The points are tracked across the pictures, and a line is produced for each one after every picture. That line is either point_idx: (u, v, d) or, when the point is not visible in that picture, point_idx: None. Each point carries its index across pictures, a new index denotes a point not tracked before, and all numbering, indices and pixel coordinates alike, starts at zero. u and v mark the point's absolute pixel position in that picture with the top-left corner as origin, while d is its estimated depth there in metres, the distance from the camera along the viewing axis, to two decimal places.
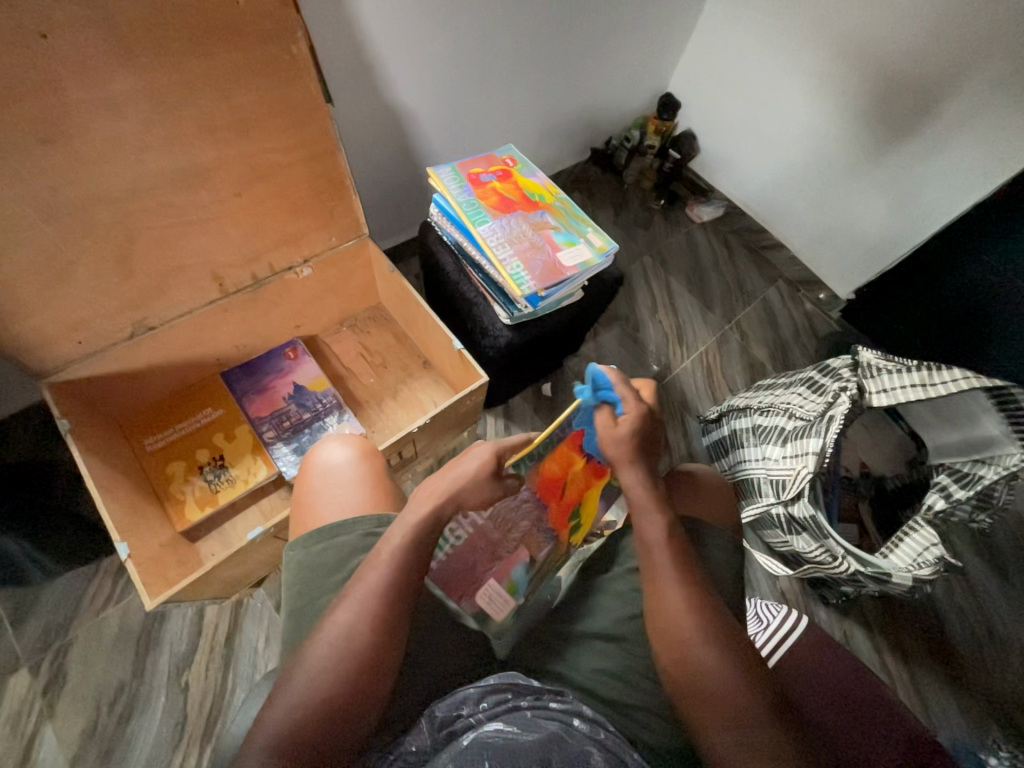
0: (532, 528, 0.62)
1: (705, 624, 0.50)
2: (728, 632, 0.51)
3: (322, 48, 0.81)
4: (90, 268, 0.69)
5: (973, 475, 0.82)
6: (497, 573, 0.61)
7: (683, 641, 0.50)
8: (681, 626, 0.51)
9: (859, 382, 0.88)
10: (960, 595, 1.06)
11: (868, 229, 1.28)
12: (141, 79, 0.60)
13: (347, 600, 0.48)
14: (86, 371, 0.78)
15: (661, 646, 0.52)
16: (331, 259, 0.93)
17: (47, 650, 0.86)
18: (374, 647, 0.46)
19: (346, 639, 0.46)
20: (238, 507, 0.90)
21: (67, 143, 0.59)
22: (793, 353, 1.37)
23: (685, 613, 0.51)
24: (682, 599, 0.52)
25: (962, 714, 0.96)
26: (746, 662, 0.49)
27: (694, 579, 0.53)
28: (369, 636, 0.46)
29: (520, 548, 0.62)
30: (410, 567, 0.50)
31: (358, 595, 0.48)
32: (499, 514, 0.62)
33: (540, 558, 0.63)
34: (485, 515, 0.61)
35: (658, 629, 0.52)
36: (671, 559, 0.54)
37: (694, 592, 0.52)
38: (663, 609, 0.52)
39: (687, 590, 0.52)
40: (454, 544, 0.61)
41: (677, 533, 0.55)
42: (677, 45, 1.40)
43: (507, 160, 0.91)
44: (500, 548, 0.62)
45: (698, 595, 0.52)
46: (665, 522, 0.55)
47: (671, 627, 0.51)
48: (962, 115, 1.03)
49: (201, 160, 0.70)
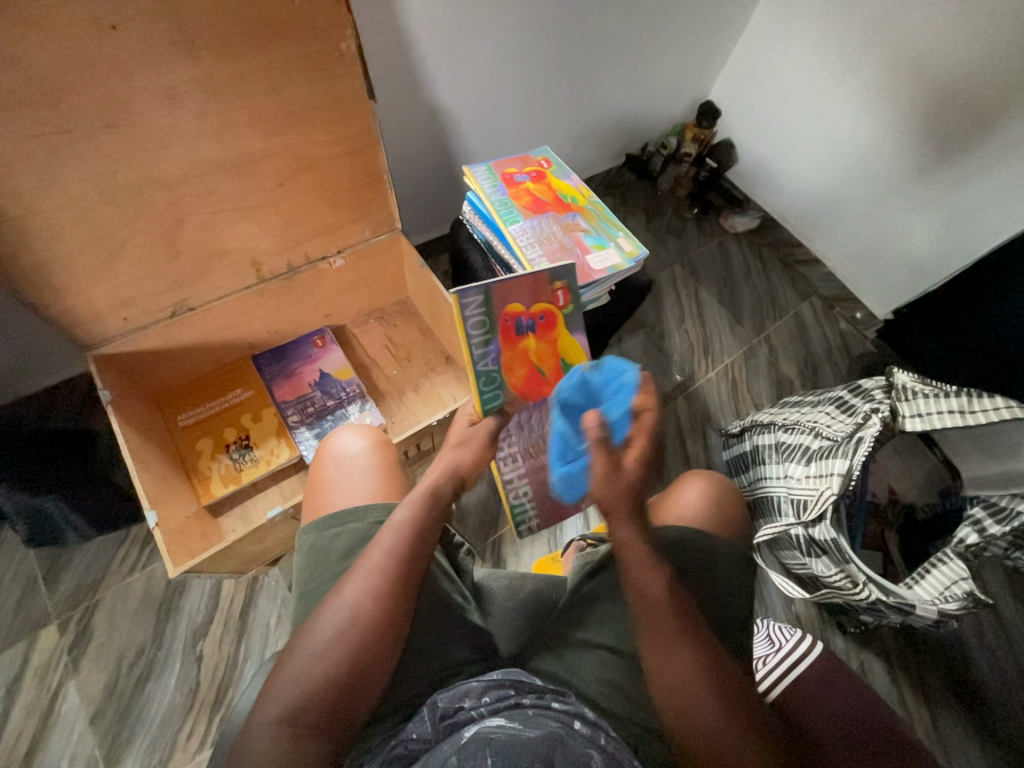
0: None
1: (713, 680, 0.48)
2: (734, 685, 0.49)
3: (370, 47, 0.84)
4: (139, 249, 0.73)
5: (1010, 510, 0.77)
6: None
7: (694, 698, 0.47)
8: (692, 690, 0.47)
9: (893, 405, 0.85)
10: (990, 636, 1.01)
11: (913, 248, 1.23)
12: (199, 71, 0.62)
13: (353, 576, 0.49)
14: (129, 346, 0.82)
15: (667, 716, 0.48)
16: (364, 252, 0.95)
17: (76, 608, 0.91)
18: (378, 623, 0.47)
19: (353, 613, 0.47)
20: (261, 486, 0.93)
21: (128, 129, 0.63)
22: (824, 372, 1.33)
23: (694, 672, 0.48)
24: (691, 661, 0.48)
25: (983, 761, 0.92)
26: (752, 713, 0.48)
27: (699, 641, 0.49)
28: (374, 611, 0.47)
29: None
30: (415, 543, 0.51)
31: (365, 571, 0.49)
32: (526, 453, 0.85)
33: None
34: (519, 461, 0.85)
35: (665, 699, 0.48)
36: (676, 618, 0.50)
37: (692, 648, 0.49)
38: (669, 678, 0.48)
39: (695, 650, 0.49)
40: (531, 494, 0.88)
41: (677, 595, 0.51)
42: (722, 53, 1.38)
43: (542, 161, 0.91)
44: None
45: (709, 657, 0.49)
46: (663, 578, 0.51)
47: (679, 687, 0.48)
48: (1022, 133, 0.98)
49: (249, 150, 0.73)
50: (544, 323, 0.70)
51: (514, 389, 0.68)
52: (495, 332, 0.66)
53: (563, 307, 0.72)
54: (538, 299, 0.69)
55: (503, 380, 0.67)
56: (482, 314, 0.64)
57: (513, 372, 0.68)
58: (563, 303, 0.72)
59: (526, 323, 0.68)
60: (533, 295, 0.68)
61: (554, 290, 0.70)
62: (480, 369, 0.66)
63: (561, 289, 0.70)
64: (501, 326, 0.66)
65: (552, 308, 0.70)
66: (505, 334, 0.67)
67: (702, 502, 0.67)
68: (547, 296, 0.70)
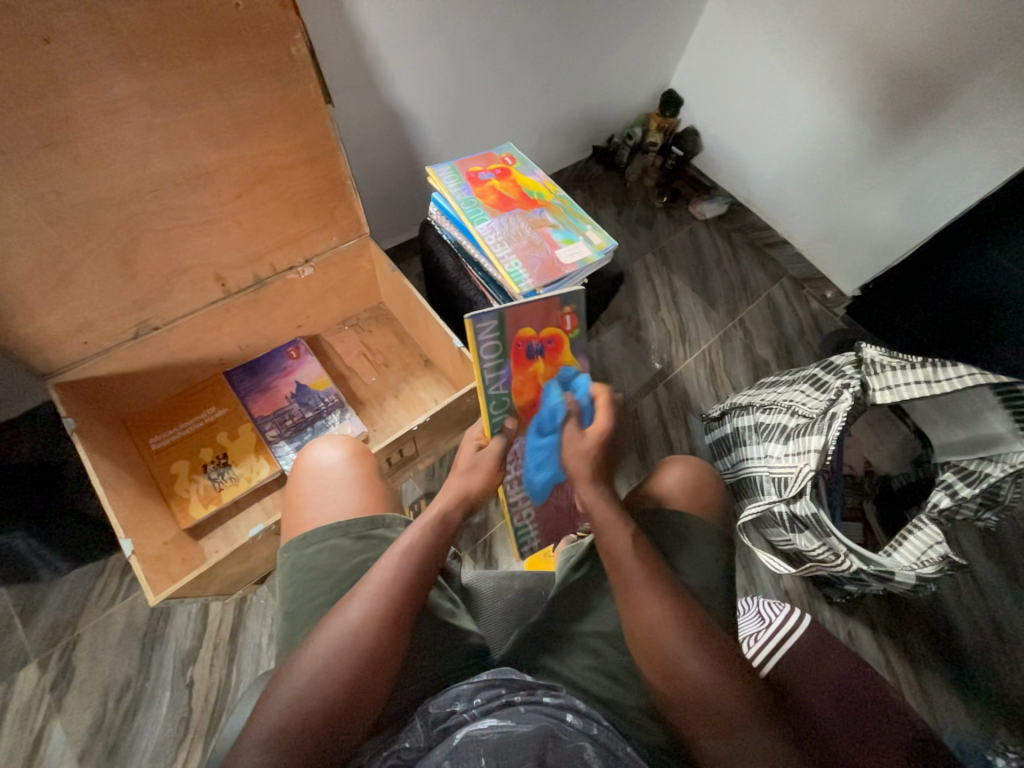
0: None
1: (681, 617, 0.51)
2: (700, 622, 0.51)
3: (323, 50, 0.82)
4: (94, 270, 0.70)
5: (979, 472, 0.81)
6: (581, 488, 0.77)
7: (662, 634, 0.50)
8: (664, 626, 0.50)
9: (863, 379, 0.87)
10: (967, 595, 1.05)
11: (876, 225, 1.26)
12: (142, 82, 0.60)
13: (356, 598, 0.49)
14: (91, 371, 0.79)
15: (641, 652, 0.51)
16: (332, 259, 0.93)
17: (56, 645, 0.88)
18: (379, 645, 0.47)
19: (355, 636, 0.46)
20: (242, 504, 0.91)
21: (71, 147, 0.60)
22: (797, 351, 1.36)
23: (660, 610, 0.51)
24: (655, 600, 0.51)
25: (967, 715, 0.95)
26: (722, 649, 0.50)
27: (664, 586, 0.52)
28: (376, 634, 0.47)
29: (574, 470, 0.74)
30: (421, 568, 0.52)
31: (369, 593, 0.49)
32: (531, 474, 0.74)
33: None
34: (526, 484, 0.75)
35: (638, 633, 0.51)
36: (643, 565, 0.53)
37: (663, 594, 0.52)
38: (643, 614, 0.51)
39: (662, 592, 0.52)
40: (534, 517, 0.77)
41: (642, 550, 0.55)
42: (680, 41, 1.39)
43: (506, 158, 0.91)
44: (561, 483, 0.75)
45: (675, 599, 0.52)
46: (629, 534, 0.55)
47: (647, 625, 0.51)
48: (969, 109, 1.02)
49: (203, 162, 0.71)
50: (556, 345, 0.64)
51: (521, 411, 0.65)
52: (506, 355, 0.61)
53: (573, 330, 0.65)
54: (548, 323, 0.63)
55: (511, 403, 0.64)
56: (494, 338, 0.59)
57: (522, 395, 0.64)
58: (572, 326, 0.65)
59: (539, 346, 0.63)
60: (542, 320, 0.61)
61: (566, 314, 0.63)
62: (490, 393, 0.61)
63: (571, 314, 0.63)
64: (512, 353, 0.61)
65: (563, 332, 0.64)
66: (516, 359, 0.62)
67: (683, 488, 0.68)
68: (559, 320, 0.63)
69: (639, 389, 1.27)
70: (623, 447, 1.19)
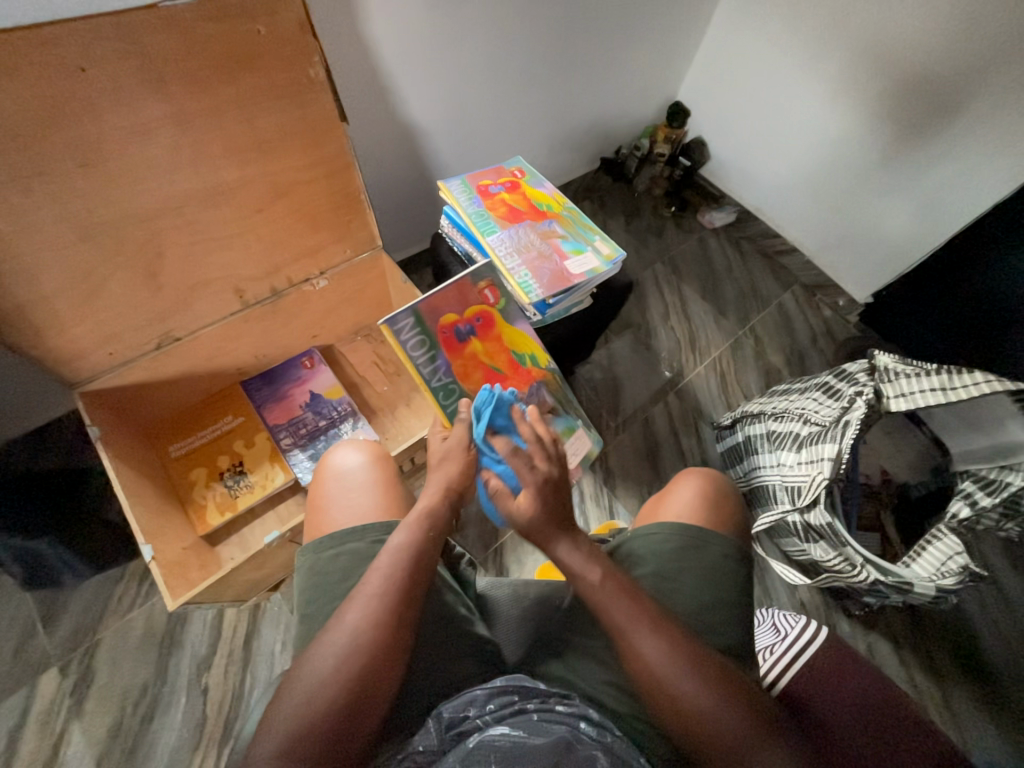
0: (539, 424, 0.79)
1: (686, 664, 0.48)
2: (704, 655, 0.50)
3: (339, 70, 0.85)
4: (121, 283, 0.73)
5: (999, 482, 0.79)
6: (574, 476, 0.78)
7: (672, 689, 0.48)
8: (673, 672, 0.48)
9: (876, 387, 0.86)
10: (992, 608, 1.02)
11: (888, 232, 1.26)
12: (170, 105, 0.63)
13: (354, 601, 0.49)
14: (116, 381, 0.81)
15: (653, 700, 0.49)
16: (346, 272, 0.96)
17: (77, 649, 0.90)
18: (380, 646, 0.47)
19: (353, 640, 0.47)
20: (257, 512, 0.93)
21: (103, 167, 0.63)
22: (810, 358, 1.35)
23: (666, 662, 0.48)
24: (657, 650, 0.49)
25: (996, 735, 0.92)
26: (729, 675, 0.50)
27: (659, 625, 0.50)
28: (376, 635, 0.47)
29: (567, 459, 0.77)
30: (415, 566, 0.52)
31: (364, 595, 0.49)
32: None
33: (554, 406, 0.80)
34: None
35: (649, 686, 0.49)
36: (635, 609, 0.51)
37: (660, 634, 0.50)
38: (647, 663, 0.49)
39: (656, 634, 0.50)
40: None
41: (624, 579, 0.53)
42: (687, 54, 1.41)
43: (516, 171, 0.93)
44: None
45: (672, 637, 0.50)
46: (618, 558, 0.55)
47: (654, 681, 0.48)
48: (982, 114, 1.01)
49: (225, 180, 0.74)
50: (481, 325, 0.78)
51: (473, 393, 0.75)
52: (436, 347, 0.74)
53: (496, 303, 0.79)
54: (469, 304, 0.77)
55: (458, 387, 0.74)
56: (418, 334, 0.73)
57: (467, 378, 0.75)
58: (494, 299, 0.79)
59: (464, 330, 0.76)
60: (460, 301, 0.76)
61: (480, 290, 0.78)
62: (436, 384, 0.73)
63: (488, 287, 0.78)
64: (441, 339, 0.74)
65: (484, 308, 0.78)
66: (448, 344, 0.75)
67: (697, 499, 0.67)
68: (476, 297, 0.78)
69: (649, 397, 1.27)
70: (634, 456, 1.19)
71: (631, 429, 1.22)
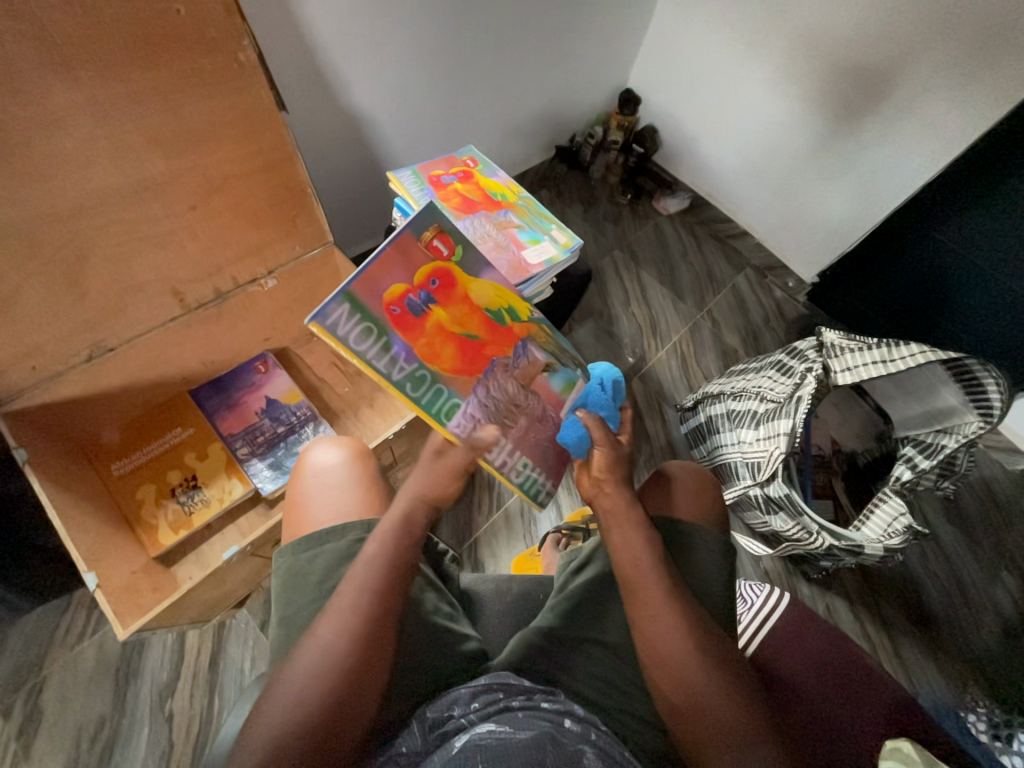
0: (520, 379, 0.68)
1: (700, 646, 0.51)
2: (716, 647, 0.52)
3: (273, 55, 0.80)
4: (40, 291, 0.67)
5: (936, 445, 0.86)
6: (557, 406, 0.71)
7: (683, 671, 0.50)
8: (682, 651, 0.51)
9: (825, 363, 0.91)
10: (933, 561, 1.10)
11: (829, 214, 1.32)
12: (81, 93, 0.58)
13: (326, 615, 0.48)
14: (44, 398, 0.75)
15: (662, 683, 0.51)
16: (297, 270, 0.91)
17: (20, 689, 0.83)
18: (355, 659, 0.45)
19: (325, 654, 0.45)
20: (215, 527, 0.88)
21: (6, 162, 0.57)
22: (764, 338, 1.41)
23: (679, 641, 0.51)
24: (673, 629, 0.52)
25: (940, 676, 1.00)
26: (734, 669, 0.51)
27: (681, 599, 0.53)
28: (350, 648, 0.46)
29: (541, 392, 0.70)
30: (390, 574, 0.50)
31: (335, 608, 0.48)
32: (501, 418, 0.66)
33: (548, 361, 0.71)
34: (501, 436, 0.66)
35: (657, 665, 0.51)
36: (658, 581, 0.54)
37: (684, 613, 0.52)
38: (659, 637, 0.52)
39: (679, 608, 0.53)
40: (531, 463, 0.69)
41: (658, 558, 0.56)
42: (634, 40, 1.42)
43: (468, 161, 0.91)
44: (535, 415, 0.69)
45: (688, 613, 0.53)
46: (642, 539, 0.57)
47: (662, 657, 0.51)
48: (906, 99, 1.06)
49: (152, 174, 0.68)
50: (441, 285, 0.64)
51: (446, 371, 0.63)
52: (387, 329, 0.60)
53: (451, 256, 0.65)
54: (418, 267, 0.62)
55: (430, 372, 0.62)
56: (360, 322, 0.58)
57: (435, 358, 0.62)
58: (448, 252, 0.65)
59: (419, 299, 0.62)
60: (404, 258, 0.61)
61: (427, 245, 0.63)
62: (398, 374, 0.60)
63: (436, 240, 0.63)
64: (393, 317, 0.60)
65: (443, 263, 0.64)
66: (399, 324, 0.60)
67: (681, 491, 0.69)
68: (424, 256, 0.62)
69: None
70: None
71: None
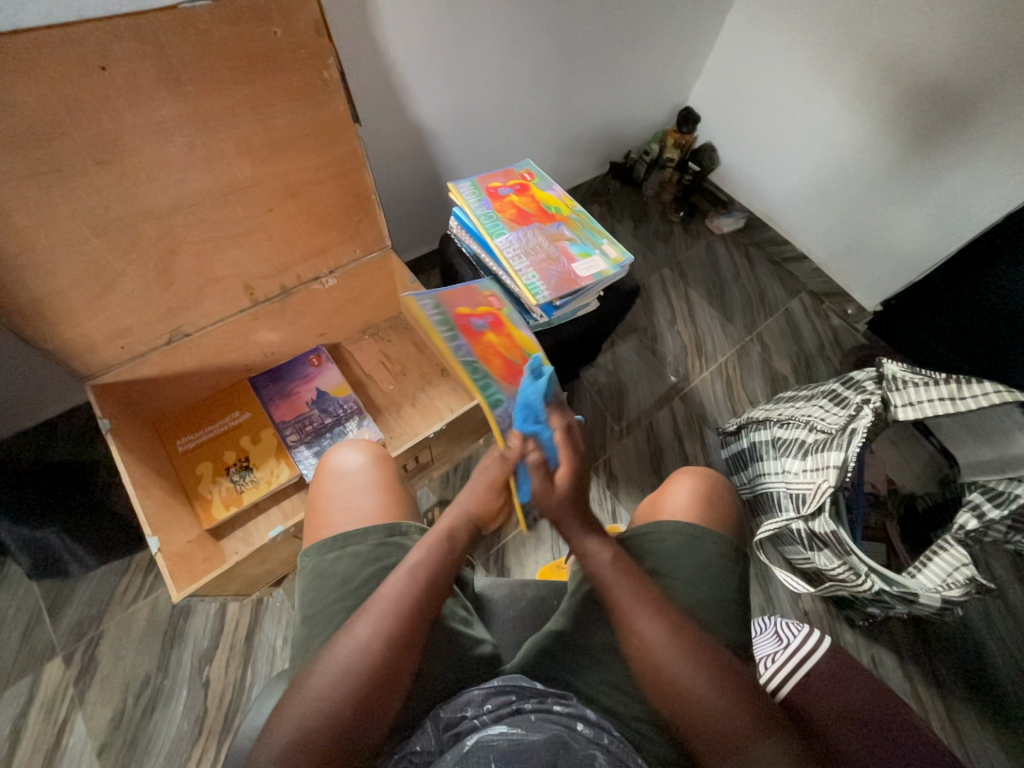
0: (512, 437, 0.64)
1: (684, 642, 0.50)
2: (705, 647, 0.51)
3: (352, 71, 0.85)
4: (134, 279, 0.74)
5: (1009, 493, 0.77)
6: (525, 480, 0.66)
7: (666, 667, 0.49)
8: (666, 651, 0.50)
9: (884, 395, 0.86)
10: (999, 622, 1.01)
11: (900, 241, 1.25)
12: (186, 105, 0.64)
13: (363, 615, 0.49)
14: (127, 375, 0.83)
15: (651, 686, 0.50)
16: (355, 272, 0.97)
17: (81, 640, 0.91)
18: (389, 662, 0.47)
19: (360, 657, 0.47)
20: (262, 507, 0.94)
21: (118, 165, 0.64)
22: (817, 366, 1.35)
23: (666, 644, 0.50)
24: (653, 626, 0.51)
25: (1002, 750, 0.91)
26: (722, 665, 0.50)
27: (656, 604, 0.53)
28: (386, 653, 0.47)
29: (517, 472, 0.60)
30: (428, 587, 0.52)
31: (371, 611, 0.49)
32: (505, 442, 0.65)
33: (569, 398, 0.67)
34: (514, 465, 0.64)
35: (643, 664, 0.51)
36: (627, 590, 0.54)
37: (661, 615, 0.52)
38: (640, 637, 0.51)
39: (654, 615, 0.52)
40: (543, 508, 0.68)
41: (626, 562, 0.56)
42: (699, 59, 1.41)
43: (525, 174, 0.94)
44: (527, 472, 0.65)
45: (666, 616, 0.52)
46: (610, 550, 0.57)
47: (648, 656, 0.51)
48: (992, 125, 1.01)
49: (238, 178, 0.75)
50: (495, 322, 0.76)
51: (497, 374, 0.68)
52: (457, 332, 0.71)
53: (501, 307, 0.78)
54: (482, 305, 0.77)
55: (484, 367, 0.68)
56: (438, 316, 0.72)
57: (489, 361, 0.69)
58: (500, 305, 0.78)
59: (480, 322, 0.74)
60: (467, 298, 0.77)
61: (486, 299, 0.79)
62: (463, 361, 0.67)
63: (493, 298, 0.79)
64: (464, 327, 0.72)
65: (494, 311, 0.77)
66: (466, 331, 0.72)
67: (694, 499, 0.67)
68: (484, 301, 0.79)
69: (654, 401, 1.27)
70: (638, 460, 1.18)
71: (635, 433, 1.22)
